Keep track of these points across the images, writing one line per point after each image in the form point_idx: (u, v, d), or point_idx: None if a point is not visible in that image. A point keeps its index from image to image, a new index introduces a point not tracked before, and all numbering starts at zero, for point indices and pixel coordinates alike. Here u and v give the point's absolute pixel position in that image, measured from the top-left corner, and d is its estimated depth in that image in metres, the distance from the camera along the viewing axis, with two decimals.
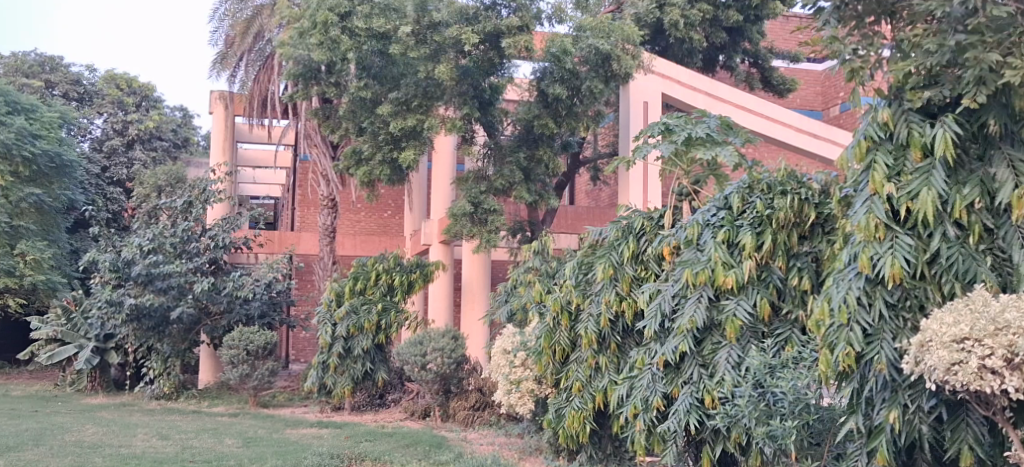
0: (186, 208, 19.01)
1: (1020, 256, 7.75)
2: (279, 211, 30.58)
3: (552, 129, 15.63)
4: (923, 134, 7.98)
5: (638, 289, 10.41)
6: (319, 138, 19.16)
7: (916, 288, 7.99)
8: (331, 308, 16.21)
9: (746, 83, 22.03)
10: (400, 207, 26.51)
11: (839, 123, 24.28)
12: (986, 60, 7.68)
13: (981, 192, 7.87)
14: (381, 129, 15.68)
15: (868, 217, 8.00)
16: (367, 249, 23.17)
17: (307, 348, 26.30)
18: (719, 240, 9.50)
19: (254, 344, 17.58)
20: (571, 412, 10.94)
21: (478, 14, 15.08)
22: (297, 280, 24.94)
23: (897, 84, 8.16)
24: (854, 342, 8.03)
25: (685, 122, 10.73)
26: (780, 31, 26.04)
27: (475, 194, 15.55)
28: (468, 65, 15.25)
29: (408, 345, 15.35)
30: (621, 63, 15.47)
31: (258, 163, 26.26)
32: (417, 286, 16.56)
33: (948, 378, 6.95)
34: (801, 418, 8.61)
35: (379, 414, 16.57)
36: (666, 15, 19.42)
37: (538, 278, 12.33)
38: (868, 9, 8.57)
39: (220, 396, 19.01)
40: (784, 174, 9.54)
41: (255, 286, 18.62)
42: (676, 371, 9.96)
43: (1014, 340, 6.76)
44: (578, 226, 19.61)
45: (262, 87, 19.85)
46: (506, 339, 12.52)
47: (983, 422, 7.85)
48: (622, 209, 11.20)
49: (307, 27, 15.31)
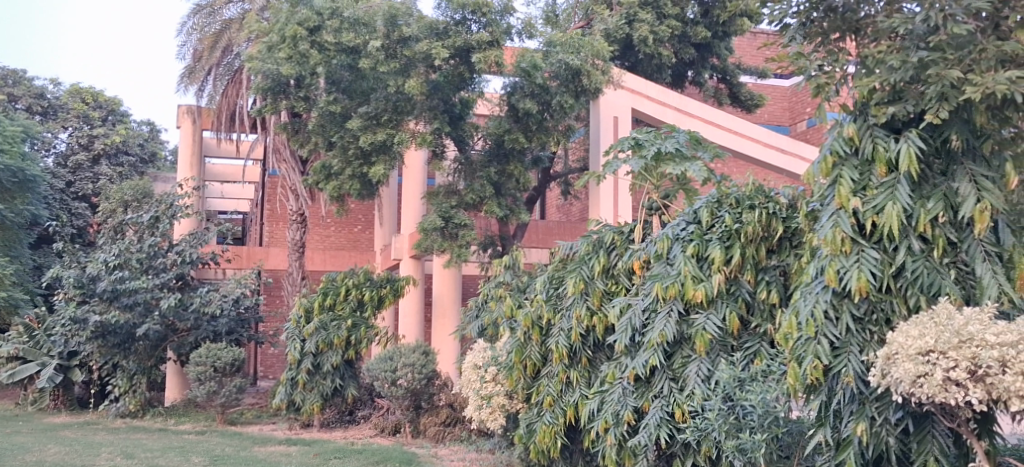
0: (152, 223, 18.73)
1: (982, 269, 7.87)
2: (248, 227, 30.29)
3: (522, 143, 15.63)
4: (888, 148, 8.09)
5: (609, 303, 10.43)
6: (287, 153, 18.96)
7: (882, 301, 8.10)
8: (299, 324, 16.08)
9: (714, 98, 22.21)
10: (370, 221, 26.38)
11: (806, 139, 24.58)
12: (947, 77, 7.87)
13: (945, 206, 7.96)
14: (350, 143, 15.58)
15: (835, 231, 8.08)
16: (337, 265, 23.02)
17: (275, 365, 26.06)
18: (688, 254, 9.54)
19: (221, 361, 17.37)
20: (542, 426, 10.87)
21: (448, 28, 15.18)
22: (265, 296, 24.74)
23: (862, 100, 8.29)
24: (821, 355, 8.10)
25: (655, 137, 10.80)
26: (748, 48, 26.35)
27: (445, 209, 15.50)
28: (438, 80, 15.29)
29: (378, 361, 15.25)
30: (591, 79, 15.57)
31: (226, 178, 26.07)
32: (387, 301, 16.41)
33: (915, 390, 7.05)
34: (770, 432, 8.77)
35: (349, 431, 16.43)
36: (636, 31, 19.66)
37: (509, 293, 12.33)
38: (834, 25, 9.16)
39: (186, 414, 18.73)
40: (752, 189, 9.60)
41: (223, 302, 18.41)
42: (647, 385, 9.99)
43: (976, 352, 6.85)
44: (549, 241, 19.63)
45: (229, 102, 19.64)
46: (477, 354, 12.50)
47: (948, 433, 8.01)
48: (593, 223, 11.25)
49: (276, 42, 15.39)
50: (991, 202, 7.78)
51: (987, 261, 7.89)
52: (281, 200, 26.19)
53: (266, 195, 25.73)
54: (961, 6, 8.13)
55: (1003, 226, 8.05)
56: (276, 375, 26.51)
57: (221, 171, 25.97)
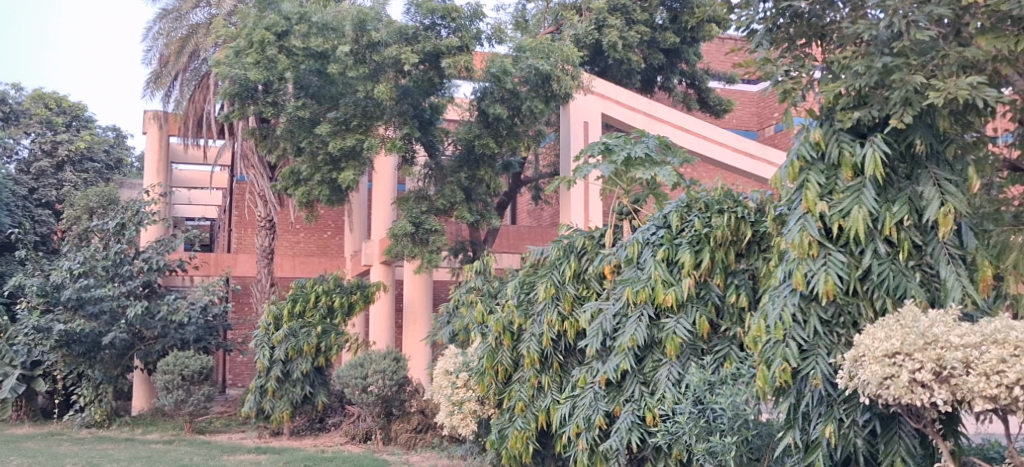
0: (118, 230, 18.47)
1: (947, 271, 7.99)
2: (216, 233, 29.98)
3: (493, 149, 15.59)
4: (854, 153, 8.17)
5: (580, 307, 10.45)
6: (256, 159, 18.81)
7: (849, 304, 8.19)
8: (268, 332, 15.91)
9: (683, 103, 22.33)
10: (339, 227, 26.27)
11: (773, 143, 24.81)
12: (911, 82, 7.99)
13: (910, 209, 8.07)
14: (319, 149, 15.51)
15: (802, 234, 8.16)
16: (307, 271, 22.89)
17: (244, 372, 25.86)
18: (658, 258, 9.57)
19: (189, 369, 17.20)
20: (513, 432, 10.86)
21: (418, 33, 15.15)
22: (233, 303, 24.55)
23: (828, 105, 8.39)
24: (790, 357, 8.16)
25: (624, 142, 10.87)
26: (716, 53, 26.59)
27: (416, 214, 15.43)
28: (408, 85, 15.28)
29: (348, 368, 15.14)
30: (561, 84, 15.64)
31: (194, 184, 25.82)
32: (358, 307, 16.31)
33: (882, 391, 7.12)
34: (740, 434, 8.85)
35: (319, 439, 16.33)
36: (605, 36, 19.83)
37: (479, 298, 12.29)
38: (800, 32, 9.39)
39: (154, 423, 18.49)
40: (721, 193, 9.67)
41: (190, 309, 18.15)
42: (618, 389, 10.01)
43: (942, 354, 6.90)
44: (520, 246, 19.65)
45: (197, 107, 19.62)
46: (448, 360, 12.47)
47: (914, 434, 8.09)
48: (564, 228, 11.29)
49: (244, 46, 15.29)
50: (955, 206, 7.90)
51: (951, 263, 8.02)
52: (249, 205, 26.01)
53: (234, 201, 25.55)
54: (923, 13, 8.41)
55: (967, 229, 8.17)
56: (244, 383, 26.29)
57: (188, 177, 25.74)
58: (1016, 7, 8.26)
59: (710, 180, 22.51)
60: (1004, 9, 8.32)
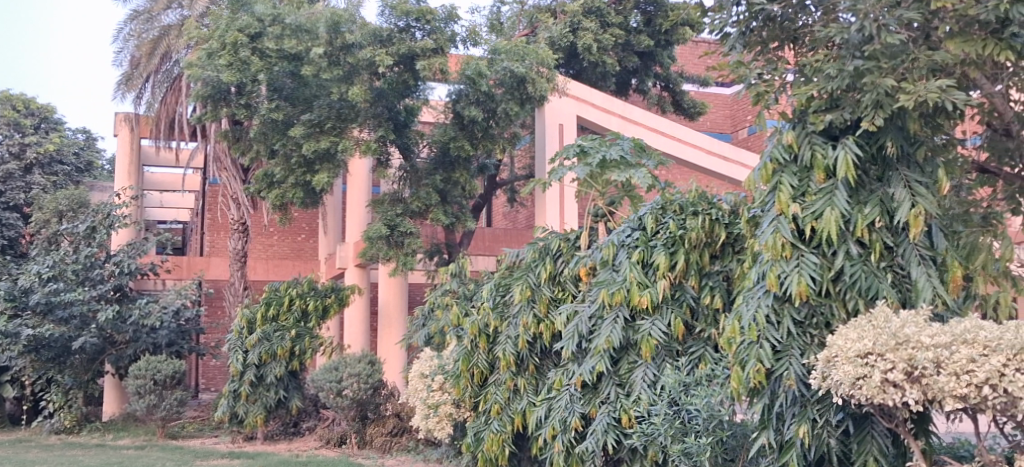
0: (89, 233, 18.30)
1: (918, 272, 8.07)
2: (188, 237, 29.73)
3: (468, 151, 15.59)
4: (825, 155, 8.24)
5: (555, 310, 10.47)
6: (228, 162, 18.67)
7: (822, 305, 8.26)
8: (242, 335, 15.76)
9: (657, 106, 22.37)
10: (314, 230, 26.14)
11: (747, 145, 25.01)
12: (882, 85, 8.07)
13: (881, 211, 8.15)
14: (293, 151, 15.44)
15: (775, 236, 8.20)
16: (280, 274, 22.74)
17: (217, 377, 25.68)
18: (633, 260, 9.59)
19: (162, 373, 17.03)
20: (489, 435, 10.85)
21: (392, 35, 15.09)
22: (206, 307, 24.36)
23: (800, 107, 8.46)
24: (763, 358, 8.18)
25: (600, 143, 10.92)
26: (689, 56, 26.76)
27: (391, 217, 15.41)
28: (382, 87, 15.24)
29: (323, 371, 15.04)
30: (536, 86, 15.60)
31: (166, 186, 25.64)
32: (332, 310, 16.24)
33: (854, 391, 7.18)
34: (715, 435, 8.91)
35: (293, 443, 16.23)
36: (579, 39, 19.93)
37: (455, 301, 12.25)
38: (773, 35, 9.53)
39: (125, 428, 18.26)
40: (695, 195, 9.71)
41: (162, 314, 17.94)
42: (594, 391, 10.01)
43: (913, 353, 6.95)
44: (495, 248, 19.65)
45: (169, 109, 19.33)
46: (424, 363, 12.42)
47: (887, 434, 8.17)
48: (539, 230, 11.31)
49: (216, 48, 15.16)
50: (925, 207, 8.00)
51: (922, 264, 8.11)
52: (222, 208, 25.82)
53: (206, 204, 25.39)
54: (894, 17, 8.51)
55: (937, 230, 8.26)
56: (217, 388, 26.09)
57: (160, 180, 25.51)
58: (984, 12, 8.38)
59: (685, 183, 22.66)
60: (972, 13, 8.43)
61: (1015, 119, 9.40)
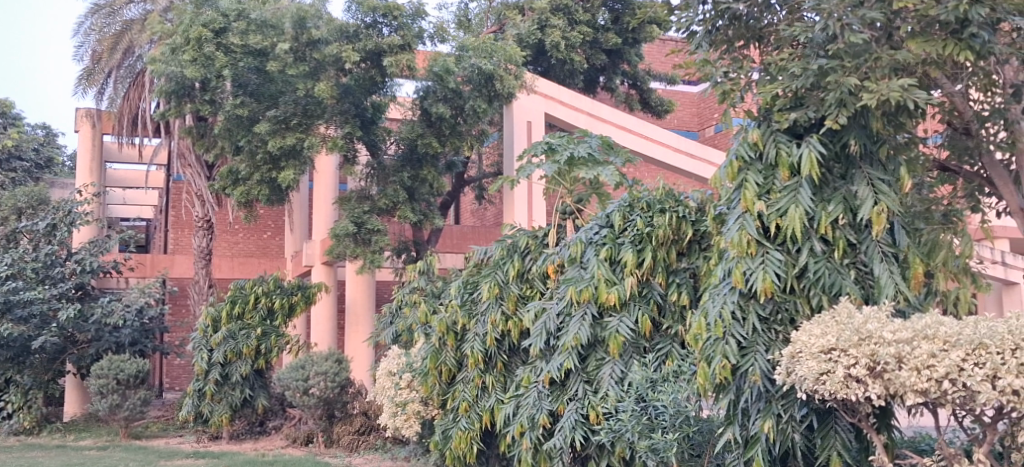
0: (49, 230, 18.05)
1: (880, 268, 8.17)
2: (151, 234, 29.41)
3: (436, 148, 15.53)
4: (790, 153, 8.29)
5: (523, 307, 10.49)
6: (193, 158, 18.48)
7: (787, 302, 8.33)
8: (206, 334, 15.67)
9: (625, 104, 22.44)
10: (280, 227, 25.92)
11: (713, 143, 25.18)
12: (846, 83, 8.18)
13: (845, 208, 8.24)
14: (258, 148, 15.32)
15: (741, 233, 8.25)
16: (246, 272, 22.64)
17: (181, 376, 25.46)
18: (601, 257, 9.62)
19: (125, 373, 16.81)
20: (458, 432, 10.83)
21: (359, 31, 15.07)
22: (171, 305, 24.12)
23: (765, 106, 8.56)
24: (729, 354, 8.22)
25: (568, 141, 10.90)
26: (657, 54, 26.90)
27: (358, 214, 15.34)
28: (349, 83, 15.20)
29: (289, 370, 14.95)
30: (504, 83, 15.68)
31: (129, 184, 25.38)
32: (298, 308, 16.07)
33: (818, 387, 7.26)
34: (681, 431, 8.94)
35: (259, 443, 16.11)
36: (547, 36, 19.97)
37: (423, 298, 12.23)
38: (739, 33, 9.60)
39: (87, 429, 18.03)
40: (662, 192, 9.70)
41: (125, 312, 17.71)
42: (562, 388, 10.04)
43: (875, 349, 7.04)
44: (463, 246, 19.64)
45: (131, 105, 18.95)
46: (391, 361, 12.38)
47: (849, 428, 8.26)
48: (507, 228, 11.33)
49: (179, 43, 14.95)
50: (887, 205, 8.10)
51: (885, 260, 8.21)
52: (186, 206, 25.58)
53: (170, 201, 25.16)
54: (857, 17, 8.64)
55: (899, 228, 8.39)
56: (182, 387, 25.85)
57: (123, 177, 25.25)
58: (944, 13, 8.52)
59: (653, 181, 22.76)
60: (932, 14, 8.58)
61: (974, 118, 9.53)
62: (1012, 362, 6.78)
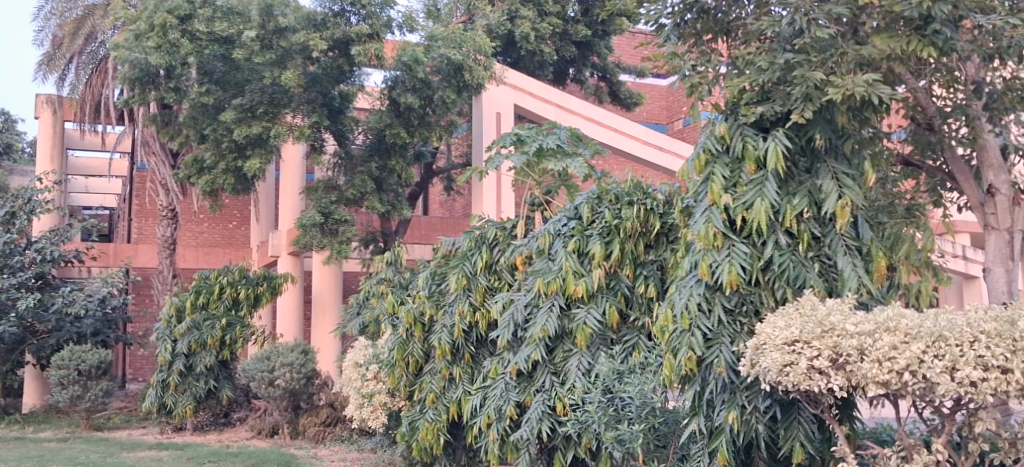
0: (8, 219, 17.77)
1: (844, 261, 8.25)
2: (114, 223, 29.04)
3: (404, 139, 15.45)
4: (756, 147, 8.32)
5: (491, 298, 10.48)
6: (157, 146, 18.23)
7: (752, 294, 8.36)
8: (170, 324, 15.54)
9: (595, 96, 22.48)
10: (245, 217, 25.67)
11: (682, 137, 25.33)
12: (812, 78, 8.31)
13: (809, 202, 8.32)
14: (224, 136, 15.21)
15: (707, 226, 8.25)
16: (210, 262, 22.52)
17: (145, 366, 25.21)
18: (569, 249, 9.63)
19: (86, 363, 16.61)
20: (424, 424, 10.79)
21: (326, 20, 14.95)
22: (134, 295, 23.86)
23: (732, 99, 8.63)
24: (695, 346, 8.23)
25: (536, 133, 10.93)
26: (626, 47, 27.02)
27: (325, 204, 15.24)
28: (316, 72, 15.07)
29: (254, 361, 14.83)
30: (473, 74, 15.58)
31: (92, 172, 25.06)
32: (264, 298, 15.93)
33: (781, 379, 7.25)
34: (647, 422, 8.87)
35: (224, 434, 16.00)
36: (517, 27, 19.94)
37: (390, 289, 12.18)
38: (707, 26, 9.66)
39: (47, 420, 17.77)
40: (630, 185, 9.69)
41: (87, 302, 17.45)
42: (529, 380, 10.06)
43: (838, 341, 7.08)
44: (431, 237, 19.67)
45: (93, 92, 18.62)
46: (358, 352, 12.34)
47: (812, 419, 8.29)
48: (476, 219, 11.30)
49: (144, 30, 14.74)
50: (851, 198, 8.17)
51: (848, 254, 8.30)
52: (150, 195, 25.28)
53: (134, 189, 24.88)
54: (823, 12, 8.78)
55: (863, 222, 8.49)
56: (145, 378, 25.60)
57: (86, 165, 24.95)
58: (909, 9, 8.63)
59: (621, 173, 22.86)
60: (897, 9, 8.68)
61: (937, 114, 9.63)
62: (970, 354, 6.84)
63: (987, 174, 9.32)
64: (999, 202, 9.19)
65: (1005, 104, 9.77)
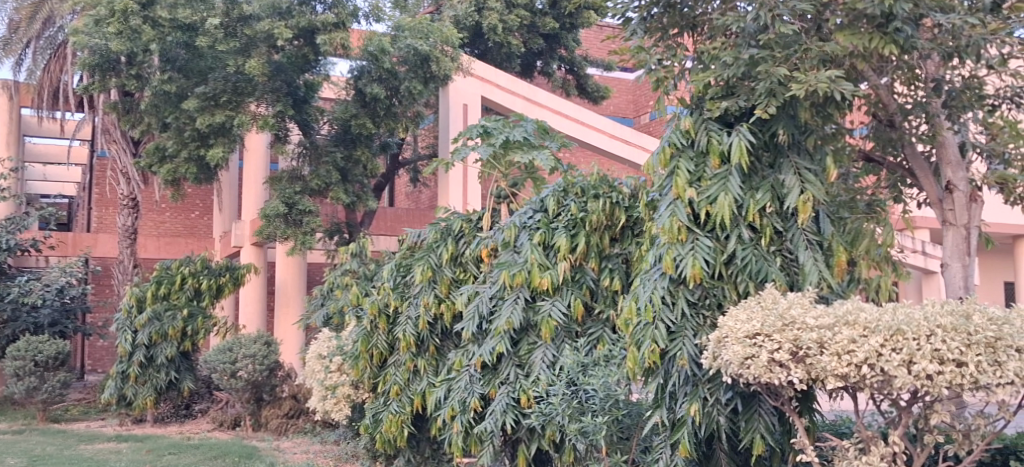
0: None
1: (805, 256, 8.32)
2: (73, 212, 28.63)
3: (370, 129, 15.36)
4: (721, 141, 8.34)
5: (456, 291, 10.48)
6: (118, 134, 17.94)
7: (715, 287, 8.39)
8: (130, 314, 15.31)
9: (562, 89, 22.50)
10: (208, 207, 25.39)
11: (648, 131, 25.47)
12: (776, 74, 8.41)
13: (772, 196, 8.34)
14: (186, 125, 15.09)
15: (672, 220, 8.27)
16: (171, 252, 22.28)
17: (104, 358, 24.91)
18: (535, 242, 9.68)
19: (43, 354, 16.29)
20: (388, 416, 10.77)
21: (291, 8, 14.82)
22: (93, 285, 23.55)
23: (698, 94, 8.66)
24: (658, 339, 8.25)
25: (503, 125, 11.05)
26: (594, 40, 27.10)
27: (289, 194, 15.12)
28: (281, 61, 14.94)
29: (216, 352, 14.68)
30: (440, 65, 15.48)
31: (50, 159, 24.71)
32: (227, 290, 15.76)
33: (743, 371, 7.33)
34: (611, 414, 8.88)
35: (184, 425, 15.85)
36: (484, 19, 19.91)
37: (355, 281, 12.14)
38: (673, 21, 9.69)
39: (2, 412, 17.47)
40: (596, 178, 9.72)
41: (44, 291, 17.21)
42: (494, 372, 10.06)
43: (798, 334, 7.15)
44: (396, 229, 19.60)
45: (52, 78, 18.43)
46: (322, 344, 12.27)
47: (773, 412, 8.32)
48: (441, 211, 11.27)
49: (104, 15, 14.54)
50: (813, 193, 8.22)
51: (809, 248, 8.36)
52: (110, 183, 24.96)
53: (93, 178, 24.56)
54: (787, 8, 8.91)
55: (824, 217, 8.57)
56: (104, 369, 25.30)
57: (44, 152, 24.60)
58: (871, 6, 8.74)
59: (587, 166, 22.95)
60: (860, 7, 8.79)
61: (898, 111, 9.73)
62: (926, 348, 6.86)
63: (945, 171, 9.43)
64: (956, 198, 9.32)
65: (963, 102, 9.85)
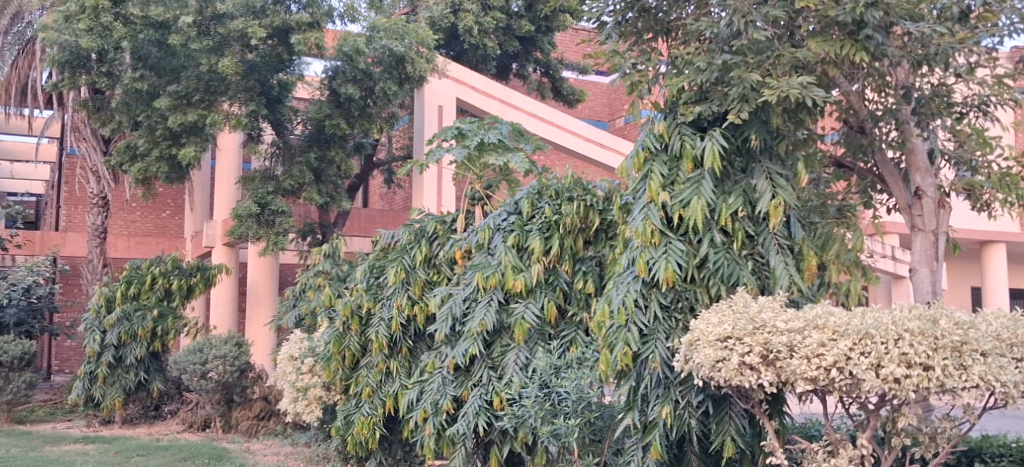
0: None
1: (776, 260, 8.38)
2: (42, 211, 28.28)
3: (344, 130, 15.29)
4: (694, 145, 8.39)
5: (430, 292, 10.44)
6: (88, 131, 17.73)
7: (687, 291, 8.43)
8: (99, 314, 15.13)
9: (537, 91, 22.58)
10: (179, 206, 25.15)
11: (622, 134, 25.59)
12: (748, 79, 8.45)
13: (744, 201, 8.40)
14: (158, 123, 14.97)
15: (645, 223, 8.30)
16: (142, 251, 21.96)
17: (72, 358, 24.64)
18: (509, 244, 9.67)
19: (7, 355, 15.96)
20: (360, 418, 10.72)
21: (265, 7, 14.69)
22: (61, 284, 23.27)
23: (671, 98, 8.67)
24: (631, 341, 8.28)
25: (477, 127, 11.01)
26: (569, 44, 27.20)
27: (261, 194, 15.03)
28: (254, 60, 14.80)
29: (187, 353, 14.55)
30: (415, 66, 15.48)
31: (17, 156, 24.38)
32: (197, 290, 15.62)
33: (714, 374, 7.37)
34: (583, 417, 8.91)
35: (153, 427, 15.71)
36: (460, 20, 19.90)
37: (329, 281, 12.10)
38: (648, 25, 9.71)
39: None
40: (571, 181, 9.76)
41: (10, 291, 16.93)
42: (467, 374, 10.05)
43: (768, 338, 7.18)
44: (369, 229, 19.55)
45: (20, 74, 18.07)
46: (294, 345, 12.19)
47: (744, 414, 8.34)
48: (415, 212, 11.21)
49: (74, 11, 14.45)
50: (785, 198, 8.29)
51: (780, 252, 8.43)
52: (80, 181, 24.65)
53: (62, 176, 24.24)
54: (760, 14, 9.01)
55: (795, 221, 8.62)
56: (71, 370, 25.04)
57: (12, 149, 24.26)
58: (843, 14, 8.80)
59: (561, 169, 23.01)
60: (832, 14, 8.86)
61: (869, 117, 9.85)
62: (894, 351, 6.94)
63: (915, 177, 9.56)
64: (925, 204, 9.45)
65: (932, 109, 9.99)
